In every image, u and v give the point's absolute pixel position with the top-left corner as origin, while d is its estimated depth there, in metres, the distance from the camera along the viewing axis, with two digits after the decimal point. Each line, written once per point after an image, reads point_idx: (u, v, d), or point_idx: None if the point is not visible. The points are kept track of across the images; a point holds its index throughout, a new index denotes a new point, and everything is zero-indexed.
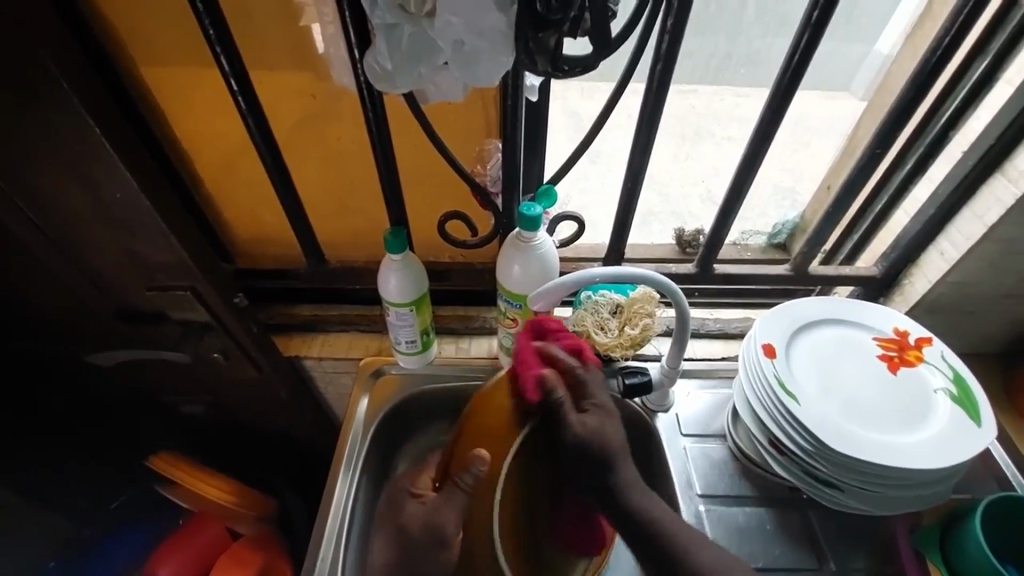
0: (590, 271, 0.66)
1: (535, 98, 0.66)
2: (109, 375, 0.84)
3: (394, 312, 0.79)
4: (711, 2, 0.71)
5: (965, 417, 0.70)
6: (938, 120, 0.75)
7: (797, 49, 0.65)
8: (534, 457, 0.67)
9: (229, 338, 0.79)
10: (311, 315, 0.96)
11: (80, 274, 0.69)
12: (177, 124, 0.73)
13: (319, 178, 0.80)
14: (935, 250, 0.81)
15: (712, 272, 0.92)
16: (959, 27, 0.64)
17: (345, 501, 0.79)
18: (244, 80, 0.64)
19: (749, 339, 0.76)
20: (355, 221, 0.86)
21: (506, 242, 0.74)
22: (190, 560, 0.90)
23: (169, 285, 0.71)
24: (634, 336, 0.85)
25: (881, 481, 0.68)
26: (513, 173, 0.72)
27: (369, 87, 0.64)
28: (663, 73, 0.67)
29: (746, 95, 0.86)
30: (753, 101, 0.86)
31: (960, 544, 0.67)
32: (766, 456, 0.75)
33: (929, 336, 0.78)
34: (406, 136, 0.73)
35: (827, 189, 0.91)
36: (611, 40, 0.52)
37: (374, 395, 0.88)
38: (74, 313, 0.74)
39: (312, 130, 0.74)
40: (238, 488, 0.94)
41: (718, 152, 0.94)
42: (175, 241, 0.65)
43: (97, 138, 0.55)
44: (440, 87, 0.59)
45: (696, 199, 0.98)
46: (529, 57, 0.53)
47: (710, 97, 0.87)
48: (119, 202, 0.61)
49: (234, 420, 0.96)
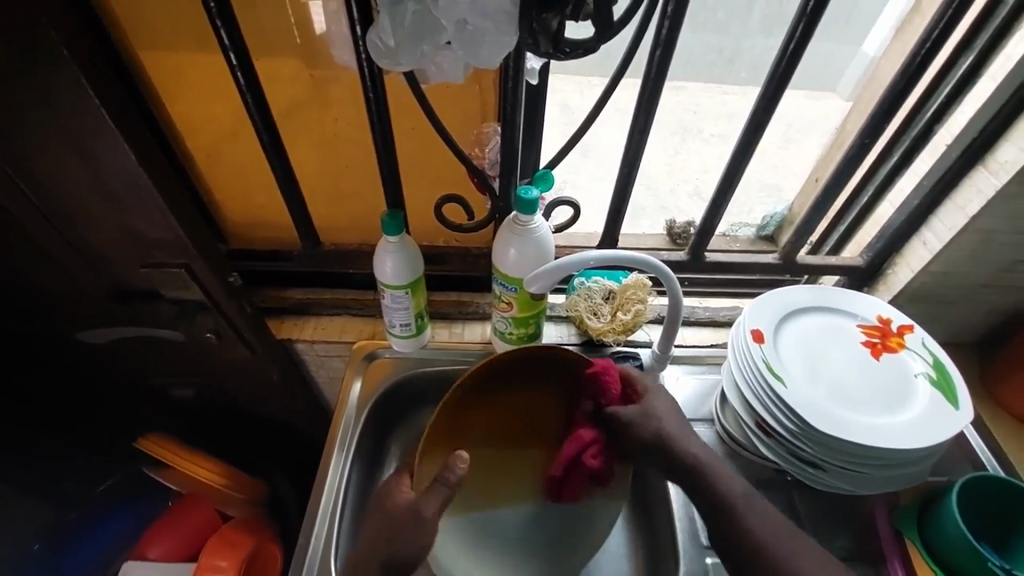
0: (585, 254, 0.67)
1: (535, 81, 0.66)
2: (94, 354, 0.82)
3: (390, 295, 0.79)
4: (718, 8, 0.73)
5: (944, 400, 0.73)
6: (925, 114, 0.77)
7: (792, 38, 0.66)
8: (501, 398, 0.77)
9: (223, 317, 0.79)
10: (303, 299, 0.96)
11: (72, 251, 0.68)
12: (171, 102, 0.72)
13: (313, 159, 0.80)
14: (918, 241, 0.83)
15: (703, 260, 0.94)
16: (948, 20, 0.66)
17: (339, 482, 0.79)
18: (243, 55, 0.63)
19: (738, 325, 0.78)
20: (351, 204, 0.86)
21: (502, 225, 0.74)
22: (178, 543, 0.89)
23: (164, 262, 0.70)
24: (626, 321, 0.86)
25: (864, 461, 0.70)
26: (512, 158, 0.73)
27: (369, 64, 0.63)
28: (662, 59, 0.67)
29: (732, 94, 0.88)
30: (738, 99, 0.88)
31: (937, 523, 0.69)
32: (753, 438, 0.77)
33: (910, 323, 0.81)
34: (405, 118, 0.73)
35: (815, 181, 0.93)
36: (612, 23, 0.52)
37: (366, 379, 0.88)
38: (64, 291, 0.73)
39: (308, 111, 0.74)
40: (228, 471, 0.94)
41: (706, 150, 0.96)
42: (170, 217, 0.65)
43: (95, 109, 0.54)
44: (440, 67, 0.60)
45: (685, 195, 1.00)
46: (531, 37, 0.53)
47: (697, 94, 0.89)
48: (115, 176, 0.60)
49: (224, 402, 0.95)
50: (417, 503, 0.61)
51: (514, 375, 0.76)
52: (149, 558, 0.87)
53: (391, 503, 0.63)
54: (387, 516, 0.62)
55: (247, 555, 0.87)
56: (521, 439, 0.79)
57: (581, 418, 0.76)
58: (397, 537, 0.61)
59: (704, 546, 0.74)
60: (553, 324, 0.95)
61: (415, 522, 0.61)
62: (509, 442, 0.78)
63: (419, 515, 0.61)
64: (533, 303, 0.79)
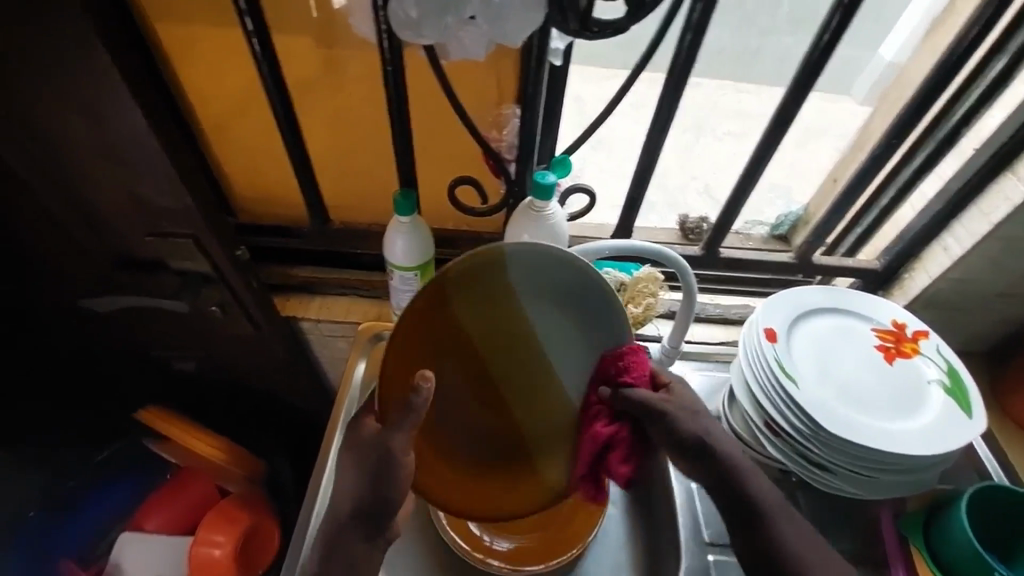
0: (602, 245, 0.68)
1: (558, 63, 0.64)
2: (97, 323, 0.81)
3: (398, 276, 0.78)
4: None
5: (957, 408, 0.72)
6: (953, 116, 0.75)
7: (827, 29, 0.64)
8: (473, 293, 0.59)
9: (229, 291, 0.78)
10: (308, 277, 0.94)
11: (78, 217, 0.67)
12: (183, 70, 0.70)
13: (327, 135, 0.78)
14: (938, 246, 0.82)
15: (717, 256, 0.93)
16: (987, 19, 0.64)
17: (342, 462, 0.78)
18: (260, 22, 0.62)
19: (751, 323, 0.77)
20: (364, 183, 0.84)
21: (517, 211, 0.73)
22: (176, 516, 0.91)
23: (171, 232, 0.69)
24: (637, 315, 0.85)
25: (873, 465, 0.69)
26: (530, 141, 0.72)
27: (390, 36, 0.61)
28: (692, 44, 0.65)
29: (747, 91, 0.86)
30: (754, 97, 0.85)
31: (946, 531, 0.69)
32: (760, 437, 0.75)
33: (925, 329, 0.79)
34: (422, 96, 0.71)
35: (833, 181, 0.90)
36: (644, 3, 0.50)
37: (371, 361, 0.87)
38: (69, 258, 0.72)
39: (323, 85, 0.72)
40: (229, 446, 0.93)
41: (718, 147, 0.93)
42: (180, 185, 0.63)
43: (109, 70, 0.53)
44: (462, 44, 0.57)
45: (695, 193, 0.97)
46: (559, 13, 0.52)
47: (710, 92, 0.88)
48: (126, 141, 0.59)
49: (227, 377, 0.94)
50: (381, 435, 0.54)
51: (481, 277, 0.58)
52: (147, 530, 0.90)
53: (359, 434, 0.57)
54: (355, 445, 0.57)
55: (244, 532, 0.89)
56: (507, 341, 0.62)
57: (598, 415, 0.62)
58: (361, 472, 0.55)
59: (704, 542, 0.75)
60: None
61: (378, 459, 0.54)
62: (496, 348, 0.62)
63: (384, 449, 0.54)
64: None
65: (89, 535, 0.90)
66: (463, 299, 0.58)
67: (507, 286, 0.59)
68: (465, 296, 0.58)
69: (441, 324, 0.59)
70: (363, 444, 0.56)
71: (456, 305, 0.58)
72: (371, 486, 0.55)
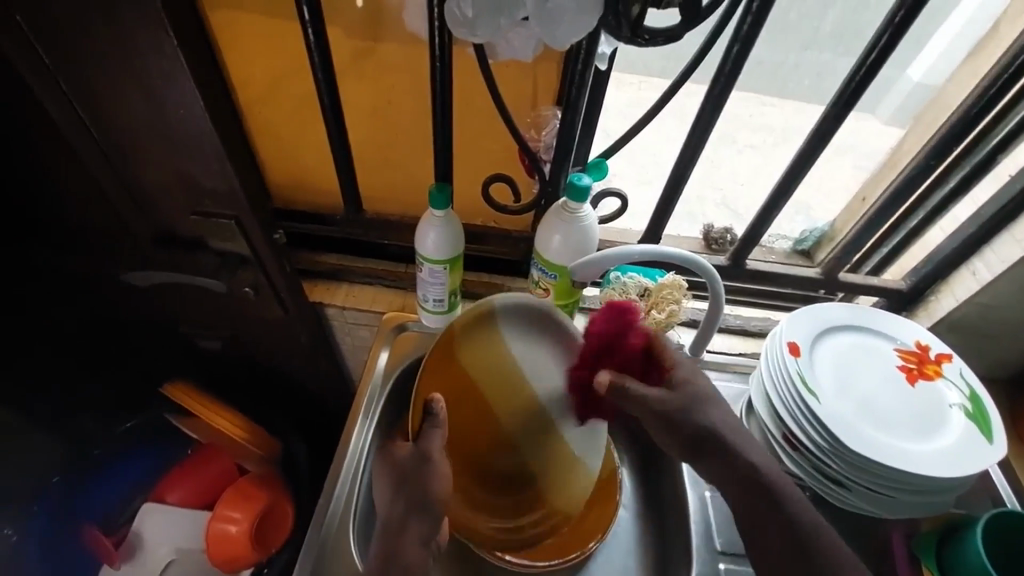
0: (629, 248, 0.66)
1: (603, 67, 0.64)
2: (132, 297, 0.83)
3: (428, 268, 0.79)
4: (792, 10, 0.71)
5: (978, 433, 0.72)
6: (990, 141, 0.75)
7: (874, 49, 0.65)
8: (485, 353, 0.63)
9: (263, 274, 0.80)
10: (336, 264, 0.96)
11: (125, 193, 0.69)
12: (230, 54, 0.71)
13: (367, 125, 0.79)
14: (967, 270, 0.82)
15: (743, 268, 0.93)
16: None
17: (363, 447, 0.80)
18: (316, 12, 0.63)
19: (774, 335, 0.77)
20: (398, 175, 0.86)
21: (550, 211, 0.74)
22: (195, 490, 0.94)
23: (215, 213, 0.71)
24: (660, 321, 0.84)
25: (891, 484, 0.69)
26: (567, 143, 0.73)
27: (441, 32, 0.62)
28: (738, 56, 0.66)
29: (771, 105, 0.87)
30: (776, 111, 0.87)
31: (959, 556, 0.69)
32: (778, 450, 0.75)
33: (948, 352, 0.80)
34: (465, 92, 0.73)
35: (862, 200, 0.90)
36: (700, 10, 0.51)
37: (393, 349, 0.88)
38: (112, 233, 0.74)
39: (368, 76, 0.73)
40: (249, 425, 0.95)
41: (738, 159, 0.95)
42: (229, 167, 0.65)
43: (174, 53, 0.54)
44: (511, 44, 0.62)
45: (712, 203, 0.98)
46: (613, 19, 0.53)
47: (735, 103, 0.88)
48: (182, 122, 0.60)
49: (251, 358, 0.96)
50: (415, 450, 0.58)
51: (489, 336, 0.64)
52: (168, 502, 0.93)
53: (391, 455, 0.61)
54: (389, 465, 0.60)
55: (260, 511, 0.91)
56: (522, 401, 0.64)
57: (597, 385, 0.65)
58: (399, 487, 0.58)
59: (716, 551, 0.74)
60: (582, 315, 0.94)
61: (415, 470, 0.58)
62: (510, 410, 0.63)
63: (422, 460, 0.58)
64: (571, 291, 0.79)
65: (113, 503, 0.93)
66: (472, 358, 0.63)
67: (497, 339, 0.64)
68: (474, 356, 0.64)
69: (444, 380, 0.64)
70: (397, 463, 0.59)
71: (457, 360, 0.64)
72: (412, 497, 0.57)
